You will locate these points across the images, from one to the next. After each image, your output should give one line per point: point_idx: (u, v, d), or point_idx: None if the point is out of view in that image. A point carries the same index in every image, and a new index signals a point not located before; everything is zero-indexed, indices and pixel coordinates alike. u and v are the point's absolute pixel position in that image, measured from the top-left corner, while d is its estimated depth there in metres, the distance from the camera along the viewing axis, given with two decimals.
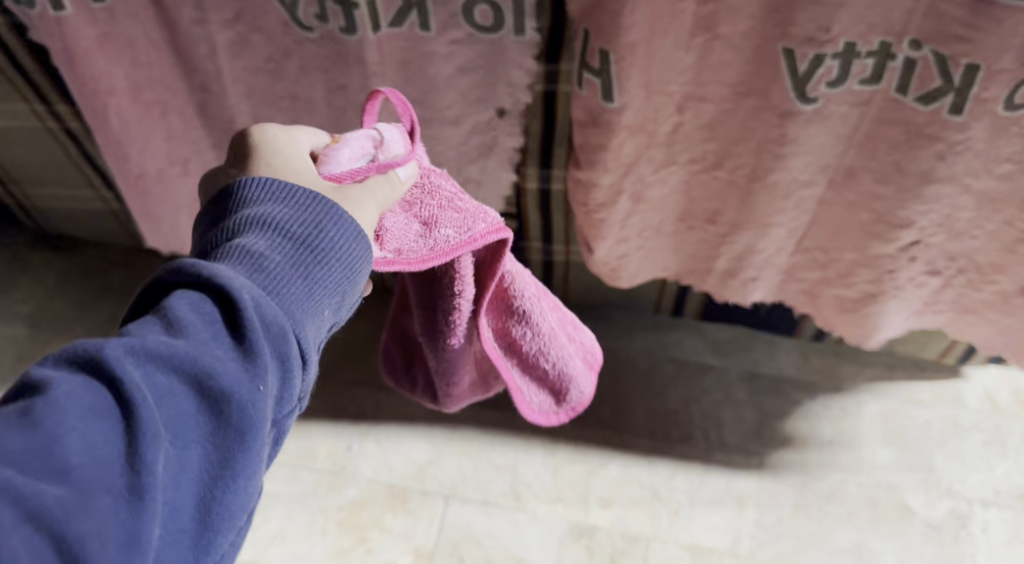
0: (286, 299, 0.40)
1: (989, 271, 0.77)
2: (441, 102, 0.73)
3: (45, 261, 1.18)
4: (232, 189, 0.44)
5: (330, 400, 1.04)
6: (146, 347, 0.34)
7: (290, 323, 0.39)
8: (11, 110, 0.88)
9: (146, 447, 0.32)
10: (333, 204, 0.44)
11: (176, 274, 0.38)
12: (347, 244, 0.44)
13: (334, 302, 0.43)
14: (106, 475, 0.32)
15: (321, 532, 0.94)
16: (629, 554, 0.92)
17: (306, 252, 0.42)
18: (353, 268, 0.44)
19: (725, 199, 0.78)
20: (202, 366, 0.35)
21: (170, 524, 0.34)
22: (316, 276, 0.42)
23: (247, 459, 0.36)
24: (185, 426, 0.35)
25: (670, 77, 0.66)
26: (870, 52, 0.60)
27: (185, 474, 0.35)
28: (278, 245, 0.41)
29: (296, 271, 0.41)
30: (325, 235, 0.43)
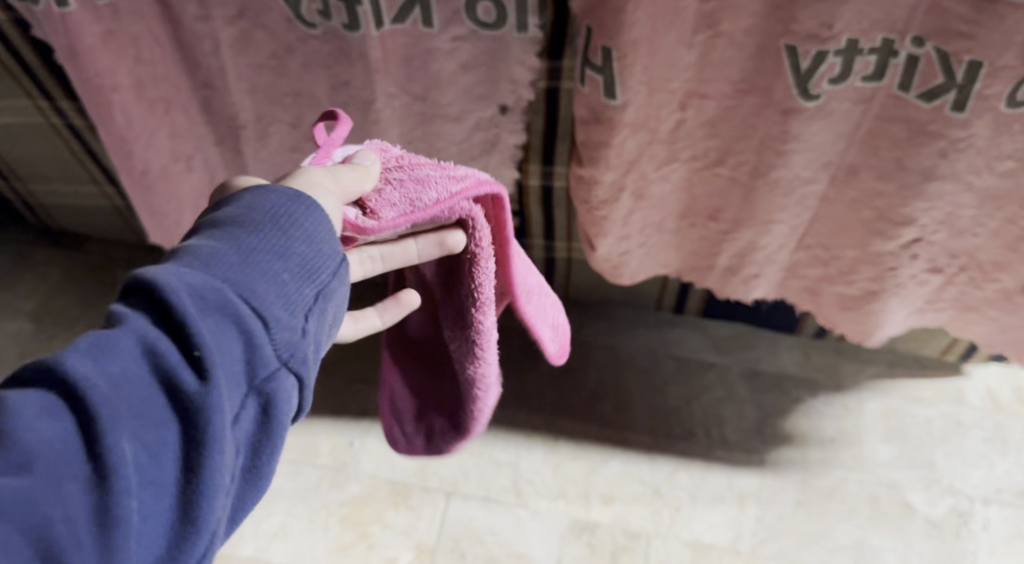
0: (242, 274, 0.40)
1: (990, 269, 0.77)
2: (443, 98, 0.73)
3: (48, 258, 1.18)
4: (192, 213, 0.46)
5: (332, 396, 1.05)
6: (92, 345, 0.36)
7: (238, 289, 0.39)
8: (15, 106, 0.88)
9: (97, 428, 0.33)
10: (272, 189, 0.44)
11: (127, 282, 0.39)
12: (284, 208, 0.43)
13: (301, 269, 0.42)
14: (67, 464, 0.33)
15: (323, 527, 0.94)
16: (630, 550, 0.92)
17: (247, 230, 0.41)
18: (306, 226, 0.43)
19: (727, 196, 0.78)
20: (151, 350, 0.36)
21: (152, 502, 0.35)
22: (262, 243, 0.41)
23: (213, 422, 0.36)
24: (146, 404, 0.35)
25: (672, 74, 0.67)
26: (872, 49, 0.60)
27: (157, 449, 0.35)
28: (223, 232, 0.41)
29: (235, 243, 0.40)
30: (261, 211, 0.42)
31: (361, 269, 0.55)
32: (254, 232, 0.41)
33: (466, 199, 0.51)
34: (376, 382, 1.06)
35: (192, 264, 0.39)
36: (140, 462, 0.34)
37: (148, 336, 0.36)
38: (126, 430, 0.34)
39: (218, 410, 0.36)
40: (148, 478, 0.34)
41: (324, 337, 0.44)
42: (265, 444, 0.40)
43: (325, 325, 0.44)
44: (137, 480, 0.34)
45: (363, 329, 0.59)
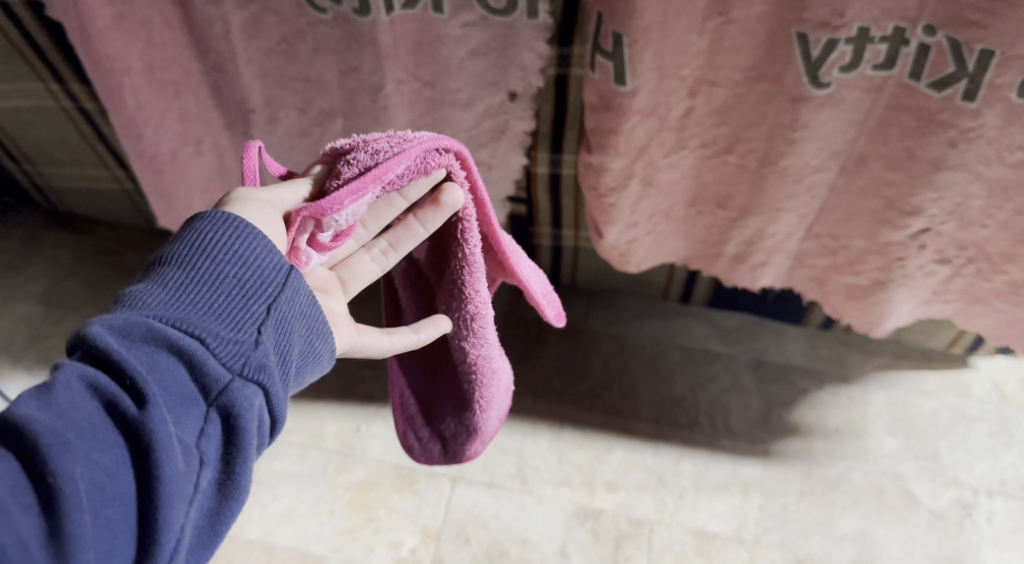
0: (166, 305, 0.43)
1: (999, 261, 0.76)
2: (452, 85, 0.73)
3: (58, 241, 1.19)
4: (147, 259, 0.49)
5: (339, 382, 1.05)
6: (37, 389, 0.39)
7: (175, 317, 0.42)
8: (25, 88, 0.89)
9: (46, 455, 0.37)
10: (197, 219, 0.46)
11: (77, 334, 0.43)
12: (219, 235, 0.45)
13: (232, 288, 0.44)
14: (21, 495, 0.36)
15: (328, 511, 0.95)
16: (634, 537, 0.92)
17: (179, 262, 0.44)
18: (243, 249, 0.45)
19: (736, 184, 0.78)
20: (86, 388, 0.39)
21: (113, 514, 0.38)
22: (195, 271, 0.44)
23: (160, 434, 0.39)
24: (94, 429, 0.39)
25: (682, 61, 0.67)
26: (883, 37, 0.60)
27: (111, 467, 0.38)
28: (157, 274, 0.44)
29: (166, 279, 0.44)
30: (192, 244, 0.45)
31: (379, 265, 0.57)
32: (190, 263, 0.44)
33: (430, 149, 0.49)
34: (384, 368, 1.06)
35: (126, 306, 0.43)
36: (94, 481, 0.37)
37: (88, 373, 0.40)
38: (77, 455, 0.37)
39: (161, 422, 0.39)
40: (106, 494, 0.38)
41: (294, 346, 0.47)
42: (227, 453, 0.42)
43: (290, 333, 0.46)
44: (92, 497, 0.37)
45: (398, 343, 0.58)
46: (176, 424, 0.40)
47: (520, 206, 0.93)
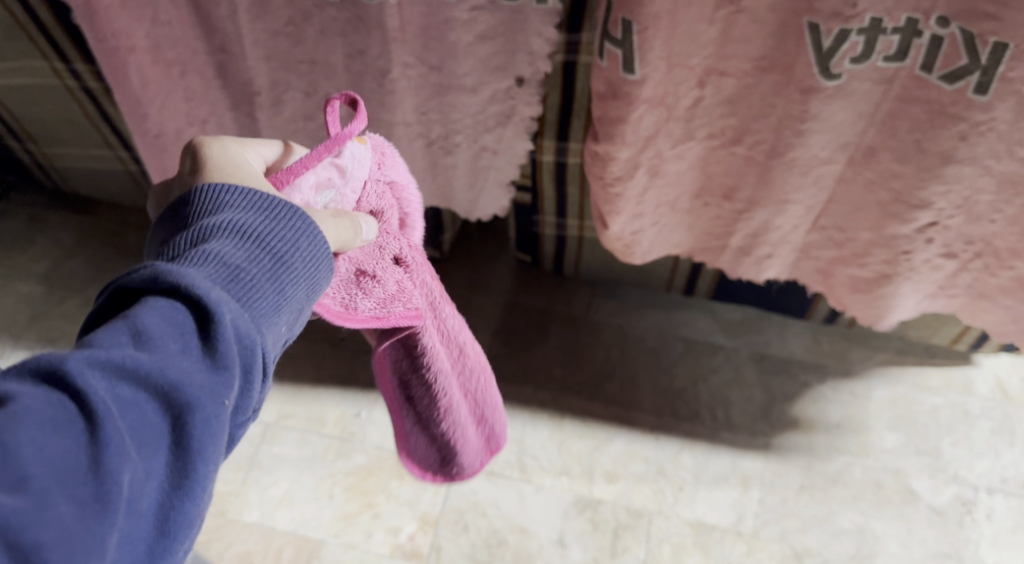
0: (254, 313, 0.40)
1: (1005, 256, 0.76)
2: (459, 69, 0.73)
3: (60, 221, 1.19)
4: (211, 190, 0.42)
5: (341, 367, 1.05)
6: (112, 361, 0.35)
7: (255, 334, 0.40)
8: (30, 67, 0.88)
9: (105, 457, 0.34)
10: (316, 225, 0.44)
11: (149, 280, 0.38)
12: (319, 264, 0.44)
13: (293, 318, 0.43)
14: (65, 484, 0.33)
15: (328, 496, 0.95)
16: (633, 527, 0.93)
17: (281, 265, 0.42)
18: (320, 287, 0.44)
19: (743, 175, 0.77)
20: (168, 380, 0.36)
21: (134, 531, 0.36)
22: (288, 286, 0.42)
23: (200, 470, 0.37)
24: (152, 433, 0.36)
25: (692, 50, 0.66)
26: (895, 28, 0.59)
27: (151, 476, 0.36)
28: (254, 257, 0.41)
29: (265, 284, 0.41)
30: (300, 252, 0.43)
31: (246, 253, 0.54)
32: (288, 276, 0.42)
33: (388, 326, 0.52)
34: None
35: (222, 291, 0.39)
36: (132, 492, 0.35)
37: (168, 366, 0.37)
38: (130, 463, 0.35)
39: (210, 457, 0.38)
40: (136, 507, 0.35)
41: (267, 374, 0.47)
42: None
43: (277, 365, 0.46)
44: (126, 508, 0.35)
45: None
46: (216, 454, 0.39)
47: (524, 193, 0.93)
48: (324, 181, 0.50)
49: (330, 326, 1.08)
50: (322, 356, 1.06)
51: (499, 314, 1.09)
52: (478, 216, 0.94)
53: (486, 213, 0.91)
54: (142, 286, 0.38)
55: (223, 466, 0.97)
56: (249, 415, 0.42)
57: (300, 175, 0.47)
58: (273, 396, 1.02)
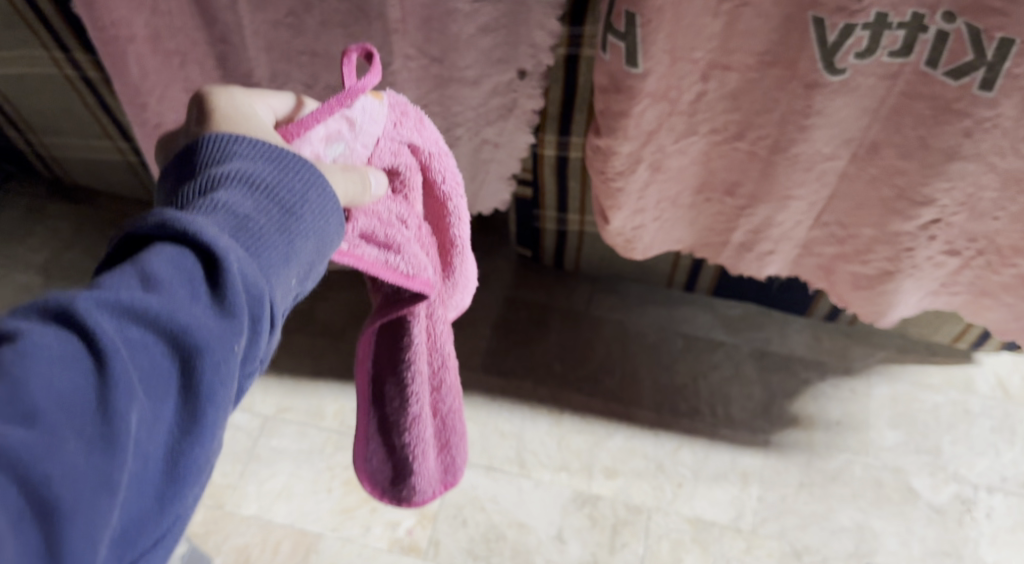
0: (263, 262, 0.38)
1: (1009, 254, 0.75)
2: (461, 62, 0.72)
3: (59, 212, 1.18)
4: (216, 138, 0.39)
5: (340, 360, 1.05)
6: (121, 301, 0.33)
7: (265, 283, 0.37)
8: (29, 56, 0.88)
9: (113, 394, 0.31)
10: (326, 178, 0.41)
11: (157, 223, 0.35)
12: (331, 220, 0.41)
13: (304, 272, 0.40)
14: (73, 421, 0.30)
15: (326, 489, 0.95)
16: (631, 523, 0.92)
17: (293, 214, 0.39)
18: (332, 245, 0.42)
19: (745, 171, 0.77)
20: (179, 322, 0.34)
21: (143, 479, 0.33)
22: (300, 236, 0.39)
23: (213, 420, 0.34)
24: (162, 379, 0.33)
25: (695, 43, 0.65)
26: (901, 23, 0.58)
27: (163, 424, 0.33)
28: (265, 205, 0.38)
29: (277, 232, 0.38)
30: (313, 204, 0.40)
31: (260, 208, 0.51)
32: (300, 227, 0.39)
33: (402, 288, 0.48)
34: None
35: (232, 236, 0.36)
36: (141, 439, 0.32)
37: (179, 308, 0.34)
38: (140, 406, 0.32)
39: (223, 406, 0.35)
40: (146, 454, 0.33)
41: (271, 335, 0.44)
42: None
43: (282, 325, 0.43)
44: (136, 455, 0.32)
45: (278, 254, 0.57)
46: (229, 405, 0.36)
47: (526, 187, 0.92)
48: (334, 134, 0.46)
49: (330, 319, 1.08)
50: (322, 349, 1.05)
51: (499, 309, 1.09)
52: (479, 210, 0.93)
53: (487, 206, 0.91)
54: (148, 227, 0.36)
55: (222, 459, 0.97)
56: (258, 367, 0.39)
57: (310, 128, 0.44)
58: (272, 388, 1.02)
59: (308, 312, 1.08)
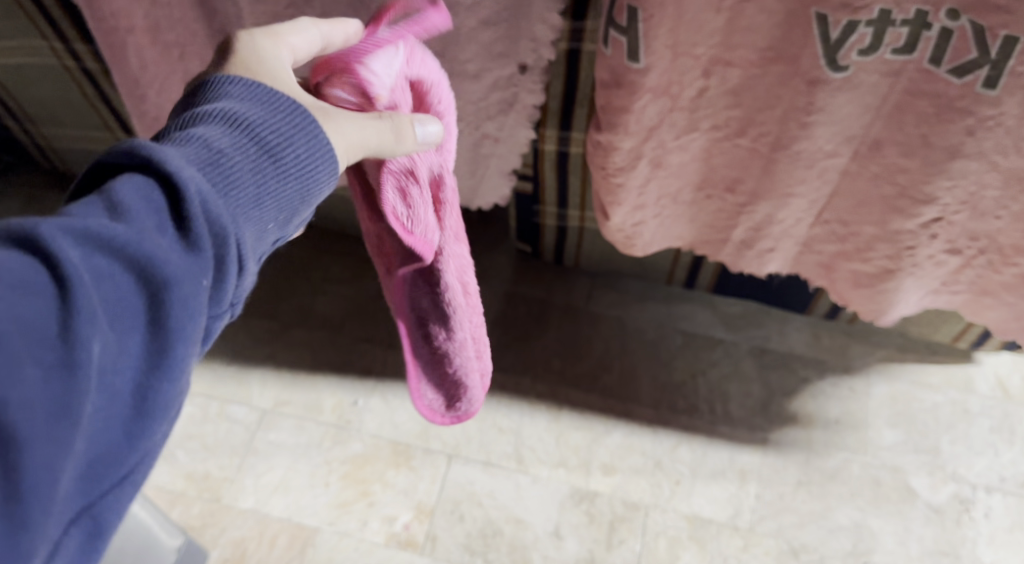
0: (236, 201, 0.40)
1: (1010, 254, 0.75)
2: (462, 55, 0.72)
3: (58, 203, 1.18)
4: (209, 82, 0.43)
5: (338, 354, 1.04)
6: (87, 230, 0.34)
7: (235, 222, 0.39)
8: (28, 46, 0.87)
9: (74, 319, 0.33)
10: (314, 123, 0.43)
11: (133, 156, 0.38)
12: (313, 160, 0.43)
13: (279, 215, 0.42)
14: (33, 346, 0.32)
15: (323, 483, 0.95)
16: (629, 520, 0.92)
17: (268, 157, 0.41)
18: (314, 185, 0.44)
19: (747, 167, 0.77)
20: (144, 254, 0.35)
21: (109, 406, 0.35)
22: (273, 180, 0.41)
23: (177, 351, 0.36)
24: (127, 309, 0.35)
25: (698, 39, 0.64)
26: (904, 20, 0.58)
27: (127, 353, 0.35)
28: (242, 146, 0.40)
29: (248, 175, 0.40)
30: (289, 149, 0.42)
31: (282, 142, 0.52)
32: (274, 166, 0.41)
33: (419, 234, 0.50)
34: (383, 343, 1.05)
35: (205, 173, 0.38)
36: (104, 366, 0.34)
37: (147, 241, 0.36)
38: (102, 333, 0.34)
39: (188, 338, 0.37)
40: (107, 384, 0.34)
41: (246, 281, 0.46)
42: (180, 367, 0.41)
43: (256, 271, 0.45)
44: (97, 382, 0.34)
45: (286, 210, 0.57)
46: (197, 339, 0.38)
47: (526, 182, 0.92)
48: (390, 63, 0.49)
49: (329, 313, 1.08)
50: (320, 343, 1.05)
51: (498, 304, 1.08)
52: (479, 205, 0.93)
53: (487, 201, 0.91)
54: (121, 160, 0.38)
55: (219, 452, 0.96)
56: (226, 308, 0.41)
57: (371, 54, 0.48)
58: (270, 382, 1.02)
59: (307, 306, 1.08)
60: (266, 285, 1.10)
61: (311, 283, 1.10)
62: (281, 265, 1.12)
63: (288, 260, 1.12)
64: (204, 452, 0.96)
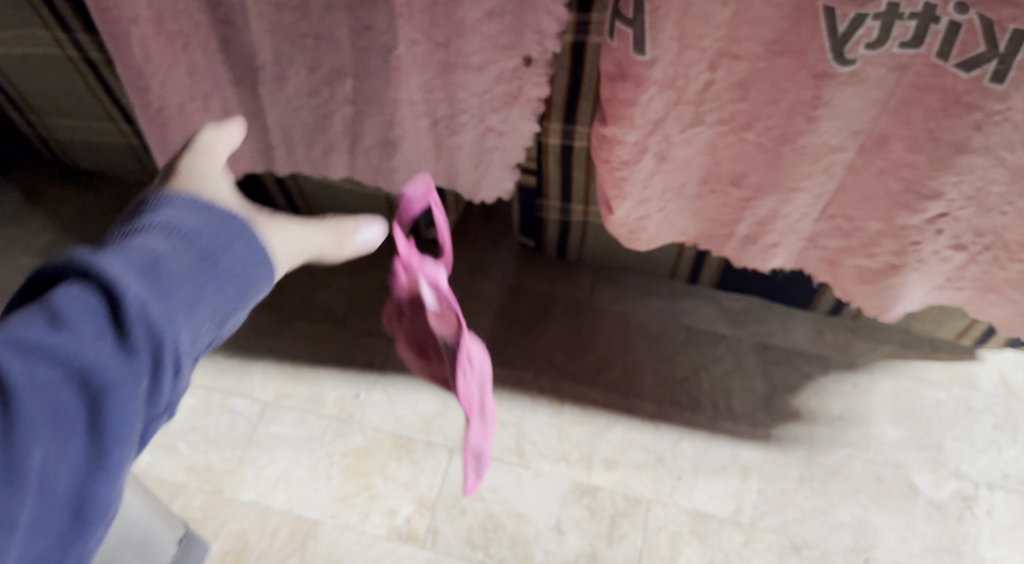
0: (173, 305, 0.42)
1: (1016, 250, 0.75)
2: (466, 47, 0.71)
3: (61, 194, 1.18)
4: (157, 194, 0.47)
5: (340, 347, 1.04)
6: (29, 344, 0.38)
7: (172, 326, 0.42)
8: (32, 36, 0.87)
9: (16, 435, 0.37)
10: (246, 228, 0.47)
11: (74, 270, 0.41)
12: (249, 261, 0.46)
13: (220, 316, 0.45)
14: None
15: (325, 476, 0.94)
16: (630, 515, 0.92)
17: (207, 262, 0.44)
18: (253, 288, 0.47)
19: (752, 162, 0.77)
20: (81, 365, 0.39)
21: (47, 511, 0.39)
22: (212, 283, 0.44)
23: (113, 455, 0.40)
24: (66, 416, 0.39)
25: (704, 32, 0.64)
26: (913, 14, 0.57)
27: (65, 459, 0.39)
28: (181, 253, 0.43)
29: (189, 281, 0.43)
30: (229, 252, 0.45)
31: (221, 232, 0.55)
32: (213, 268, 0.44)
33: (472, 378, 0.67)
34: (385, 336, 1.05)
35: (145, 283, 0.41)
36: (45, 471, 0.38)
37: (84, 355, 0.39)
38: (39, 443, 0.37)
39: (126, 443, 0.40)
40: (44, 489, 0.38)
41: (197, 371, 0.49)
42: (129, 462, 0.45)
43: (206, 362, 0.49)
44: (36, 488, 0.38)
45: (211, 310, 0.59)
46: (134, 442, 0.41)
47: (529, 176, 0.92)
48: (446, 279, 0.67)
49: (331, 306, 1.07)
50: (323, 336, 1.05)
51: (501, 299, 1.08)
52: (482, 199, 0.93)
53: (491, 195, 0.91)
54: (63, 272, 0.41)
55: (220, 444, 0.96)
56: (170, 406, 0.44)
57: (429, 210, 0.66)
58: (272, 374, 1.02)
59: (309, 298, 1.08)
60: None
61: (314, 276, 1.10)
62: None
63: None
64: (206, 444, 0.96)
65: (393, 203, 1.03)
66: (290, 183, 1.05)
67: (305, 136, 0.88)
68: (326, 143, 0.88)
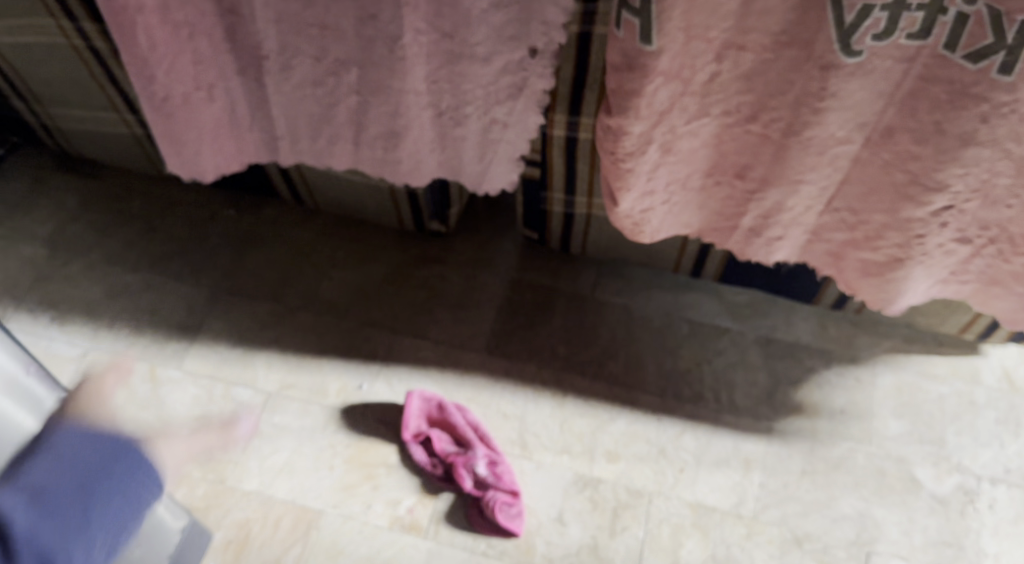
0: (60, 534, 0.49)
1: (1021, 243, 0.75)
2: (472, 38, 0.71)
3: (65, 184, 1.18)
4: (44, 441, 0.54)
5: (343, 338, 1.04)
6: None
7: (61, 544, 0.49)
8: (37, 25, 0.87)
9: None
10: (137, 455, 0.54)
11: None
12: (135, 495, 0.54)
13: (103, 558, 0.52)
14: None
15: (328, 467, 0.95)
16: (632, 507, 0.92)
17: (88, 491, 0.51)
18: (141, 496, 0.54)
19: (757, 154, 0.76)
20: None
21: None
22: (92, 530, 0.51)
23: None
24: None
25: (711, 22, 0.64)
26: (920, 5, 0.57)
27: None
28: (65, 495, 0.50)
29: (73, 511, 0.50)
30: (112, 483, 0.52)
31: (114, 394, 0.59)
32: (97, 495, 0.51)
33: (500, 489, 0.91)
34: (388, 328, 1.05)
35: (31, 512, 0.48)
36: None
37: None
38: None
39: None
40: None
41: None
42: None
43: None
44: None
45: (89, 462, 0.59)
46: None
47: (534, 169, 0.92)
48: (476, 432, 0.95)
49: (335, 297, 1.07)
50: (326, 328, 1.05)
51: (504, 291, 1.08)
52: (486, 191, 0.93)
53: (495, 187, 0.90)
54: None
55: None
56: None
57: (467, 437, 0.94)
58: (275, 365, 1.02)
59: (313, 289, 1.08)
60: (272, 269, 1.10)
61: (318, 268, 1.10)
62: (288, 249, 1.12)
63: (295, 245, 1.12)
64: None
65: (397, 195, 1.03)
66: (294, 174, 1.05)
67: (310, 126, 0.88)
68: (330, 133, 0.88)
